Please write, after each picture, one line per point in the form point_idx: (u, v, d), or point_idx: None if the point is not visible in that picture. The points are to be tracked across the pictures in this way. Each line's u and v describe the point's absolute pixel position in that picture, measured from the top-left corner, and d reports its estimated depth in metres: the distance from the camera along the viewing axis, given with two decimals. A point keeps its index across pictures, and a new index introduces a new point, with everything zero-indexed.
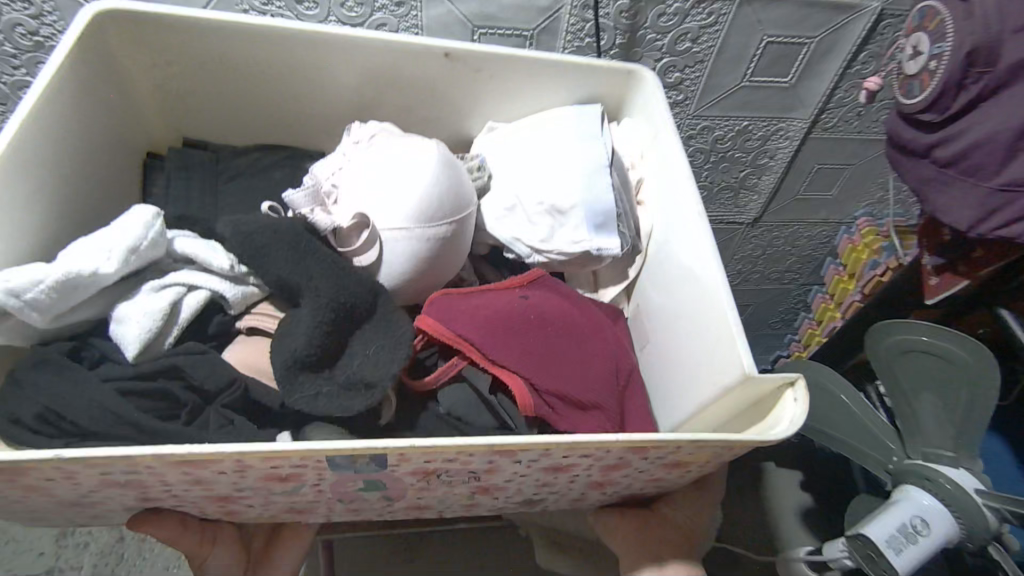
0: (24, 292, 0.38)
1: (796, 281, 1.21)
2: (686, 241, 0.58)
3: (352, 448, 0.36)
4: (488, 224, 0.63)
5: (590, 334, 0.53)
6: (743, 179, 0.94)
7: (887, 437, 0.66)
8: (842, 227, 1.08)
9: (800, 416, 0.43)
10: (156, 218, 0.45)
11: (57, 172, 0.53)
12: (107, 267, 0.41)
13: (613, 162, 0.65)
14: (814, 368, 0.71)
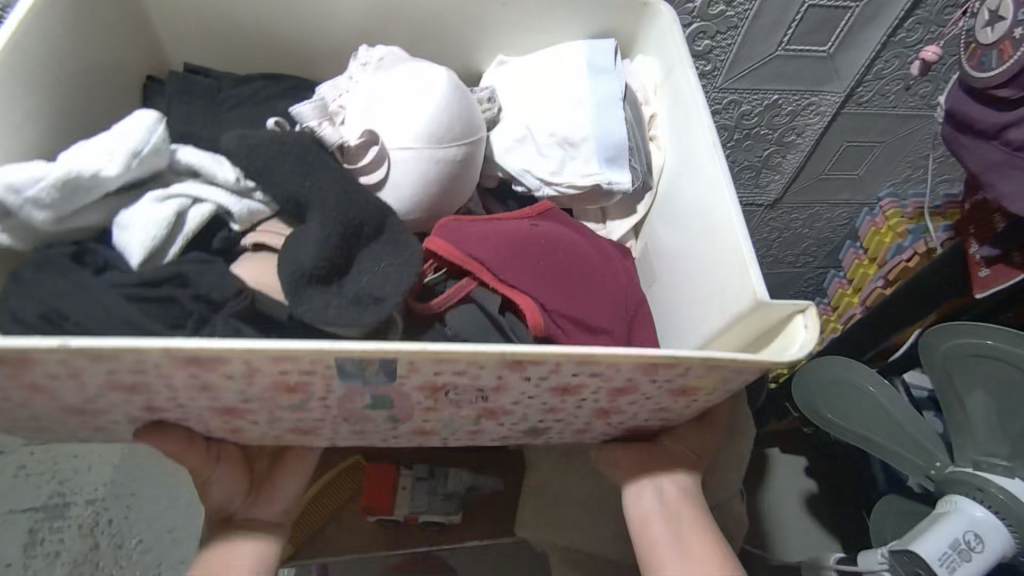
0: (24, 189, 0.37)
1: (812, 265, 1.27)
2: (699, 175, 0.57)
3: (363, 351, 0.35)
4: (497, 155, 0.62)
5: (600, 264, 0.53)
6: (767, 158, 0.94)
7: (927, 441, 0.76)
8: (864, 209, 1.10)
9: (811, 341, 0.43)
10: (159, 124, 0.43)
11: (48, 88, 0.51)
12: (111, 169, 0.39)
13: (626, 97, 0.64)
14: (849, 367, 0.79)
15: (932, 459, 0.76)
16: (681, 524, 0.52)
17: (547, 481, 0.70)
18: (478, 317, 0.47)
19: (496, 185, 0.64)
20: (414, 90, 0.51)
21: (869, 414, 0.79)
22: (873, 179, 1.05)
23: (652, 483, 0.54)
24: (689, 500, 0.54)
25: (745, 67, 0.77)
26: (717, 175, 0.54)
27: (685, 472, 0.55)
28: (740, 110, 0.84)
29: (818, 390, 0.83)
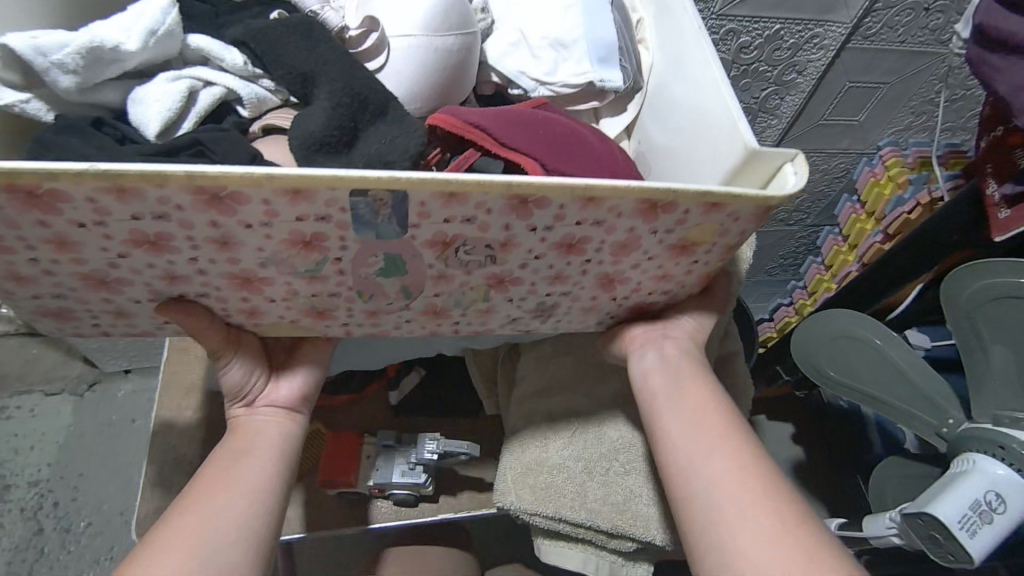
0: (51, 53, 0.39)
1: (805, 222, 1.32)
2: (689, 64, 0.59)
3: (374, 180, 0.37)
4: (489, 62, 0.64)
5: (596, 142, 0.55)
6: (765, 99, 0.99)
7: (940, 400, 0.82)
8: (864, 158, 1.17)
9: (800, 180, 0.45)
10: (174, 7, 0.44)
11: None
12: (130, 46, 0.42)
13: (613, 2, 0.66)
14: (854, 320, 0.86)
15: (945, 417, 0.82)
16: (680, 372, 0.57)
17: (544, 424, 0.68)
18: None
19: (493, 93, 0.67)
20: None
21: (882, 376, 0.85)
22: (873, 126, 1.11)
23: (653, 344, 0.58)
24: (689, 355, 0.58)
25: None
26: (705, 57, 0.56)
27: (687, 337, 0.59)
28: (740, 41, 0.87)
29: (824, 350, 0.89)
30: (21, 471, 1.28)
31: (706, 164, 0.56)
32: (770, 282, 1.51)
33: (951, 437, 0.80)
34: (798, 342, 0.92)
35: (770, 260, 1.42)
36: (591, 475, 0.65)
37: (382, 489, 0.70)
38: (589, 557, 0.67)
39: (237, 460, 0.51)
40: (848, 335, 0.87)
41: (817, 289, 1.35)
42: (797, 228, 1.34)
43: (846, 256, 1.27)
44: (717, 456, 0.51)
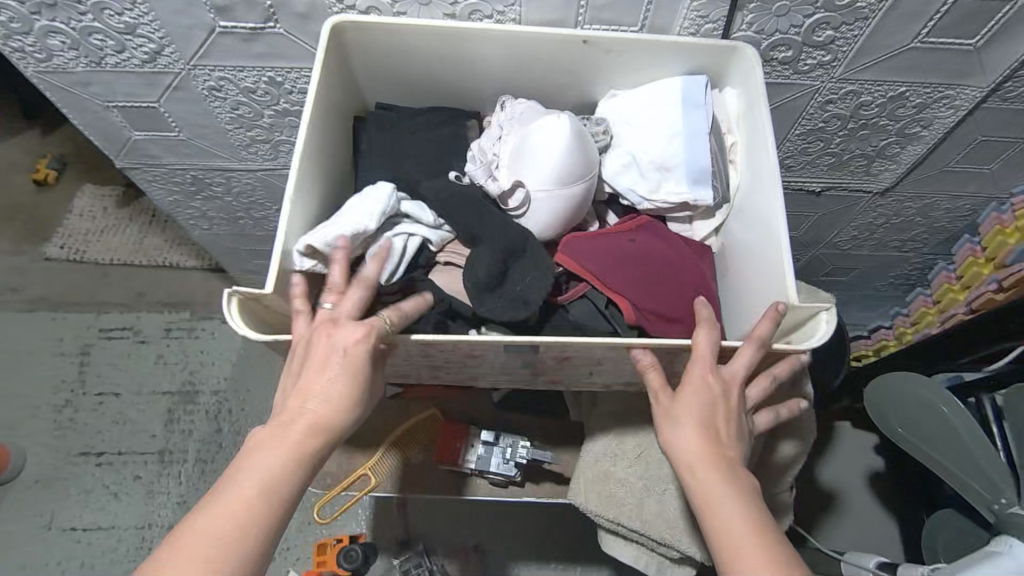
0: (333, 242, 0.65)
1: (919, 251, 1.32)
2: (763, 199, 0.75)
3: (519, 339, 0.60)
4: (605, 178, 0.83)
5: (681, 268, 0.74)
6: (884, 147, 1.01)
7: (1005, 489, 0.86)
8: (992, 202, 1.13)
9: (828, 331, 0.64)
10: (393, 191, 0.71)
11: (325, 144, 0.79)
12: (373, 224, 0.68)
13: (713, 129, 0.80)
14: (924, 383, 0.91)
15: (998, 496, 0.86)
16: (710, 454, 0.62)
17: (624, 447, 0.89)
18: (592, 308, 0.72)
19: (606, 198, 0.85)
20: (540, 142, 0.74)
21: (951, 447, 0.90)
22: (1008, 175, 1.08)
23: (681, 429, 0.63)
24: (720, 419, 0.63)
25: (871, 59, 0.83)
26: (775, 206, 0.72)
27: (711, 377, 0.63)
28: (858, 100, 0.91)
29: (895, 404, 0.94)
30: (206, 380, 1.67)
31: (761, 291, 0.74)
32: (875, 297, 1.55)
33: (1001, 516, 0.84)
34: (875, 387, 0.97)
35: (879, 281, 1.46)
36: (649, 491, 0.88)
37: (480, 471, 0.92)
38: (640, 553, 0.91)
39: (270, 491, 0.58)
40: (915, 395, 0.92)
41: (919, 321, 1.33)
42: (911, 255, 1.34)
43: (955, 295, 1.24)
44: (739, 538, 0.60)
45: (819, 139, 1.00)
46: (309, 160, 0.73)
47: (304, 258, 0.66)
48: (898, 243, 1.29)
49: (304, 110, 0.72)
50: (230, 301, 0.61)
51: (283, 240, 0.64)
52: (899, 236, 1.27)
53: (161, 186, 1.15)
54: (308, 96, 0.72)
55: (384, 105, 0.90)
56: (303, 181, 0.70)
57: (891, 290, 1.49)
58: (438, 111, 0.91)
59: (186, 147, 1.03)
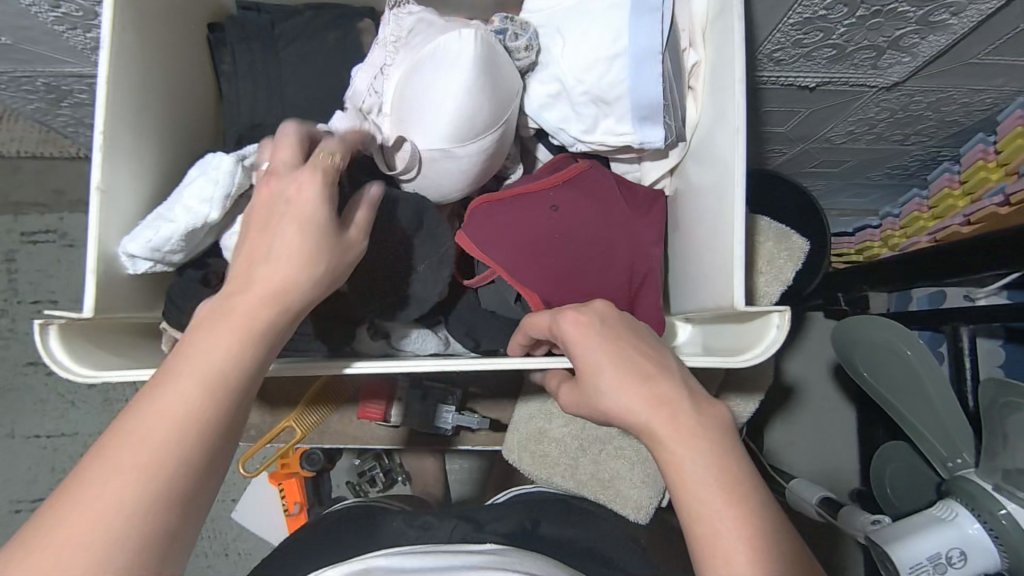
0: (162, 245, 0.55)
1: (924, 145, 1.14)
2: (723, 149, 0.58)
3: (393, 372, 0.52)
4: (529, 113, 0.65)
5: (615, 239, 0.63)
6: (899, 39, 0.80)
7: (963, 448, 0.78)
8: (1022, 98, 0.95)
9: (775, 341, 0.54)
10: (236, 164, 0.55)
11: (156, 82, 0.60)
12: (214, 213, 0.56)
13: (670, 43, 0.60)
14: (884, 327, 0.82)
15: (955, 453, 0.79)
16: (665, 424, 0.49)
17: (558, 410, 0.83)
18: (500, 297, 0.64)
19: (534, 134, 0.69)
20: (435, 82, 0.57)
21: (912, 399, 0.82)
22: None
23: (605, 391, 0.52)
24: (644, 361, 0.52)
25: None
26: (734, 167, 0.56)
27: (624, 337, 0.54)
28: None
29: (860, 347, 0.86)
30: None
31: (708, 269, 0.61)
32: (866, 188, 1.39)
33: (950, 473, 0.79)
34: (842, 325, 0.88)
35: (874, 173, 1.29)
36: (584, 451, 0.83)
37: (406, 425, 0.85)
38: None
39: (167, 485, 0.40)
40: (876, 339, 0.84)
41: (910, 226, 1.21)
42: (914, 149, 1.16)
43: (955, 202, 1.09)
44: (718, 516, 0.45)
45: (818, 30, 0.78)
46: (128, 117, 0.56)
47: (137, 261, 0.56)
48: (901, 137, 1.11)
49: (102, 47, 0.53)
50: (47, 333, 0.51)
51: (97, 244, 0.53)
52: (903, 131, 1.09)
53: (13, 93, 0.94)
54: (104, 26, 0.53)
55: (246, 5, 0.68)
56: (120, 156, 0.55)
57: (886, 181, 1.33)
58: (317, 10, 0.68)
59: (16, 52, 0.81)
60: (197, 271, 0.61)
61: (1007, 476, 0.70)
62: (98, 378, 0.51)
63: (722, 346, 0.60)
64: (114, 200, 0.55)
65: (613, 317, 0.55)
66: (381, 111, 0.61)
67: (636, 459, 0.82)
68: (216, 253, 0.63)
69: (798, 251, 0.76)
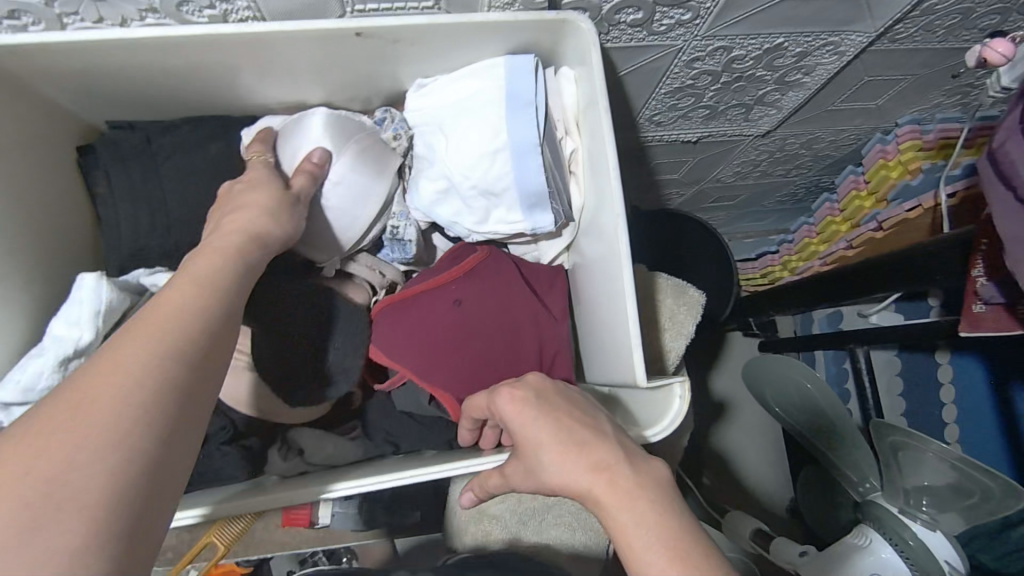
0: (36, 384, 0.52)
1: (805, 176, 1.23)
2: (609, 231, 0.61)
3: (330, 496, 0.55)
4: (422, 208, 0.66)
5: (524, 325, 0.64)
6: (763, 96, 0.87)
7: (871, 474, 0.82)
8: (879, 133, 1.05)
9: (681, 411, 0.57)
10: (101, 279, 0.55)
11: (22, 221, 0.57)
12: (87, 334, 0.54)
13: (547, 134, 0.63)
14: (780, 361, 0.87)
15: (864, 479, 0.83)
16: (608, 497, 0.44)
17: None
18: (414, 400, 0.63)
19: (429, 226, 0.70)
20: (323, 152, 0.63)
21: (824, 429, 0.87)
22: (893, 107, 0.98)
23: (546, 458, 0.48)
24: (586, 426, 0.49)
25: (741, 13, 0.66)
26: (620, 250, 0.59)
27: (569, 412, 0.51)
28: (730, 56, 0.74)
29: (768, 384, 0.92)
30: None
31: (610, 347, 0.63)
32: (762, 214, 1.48)
33: (863, 498, 0.83)
34: (749, 365, 0.94)
35: (767, 202, 1.38)
36: (523, 524, 0.82)
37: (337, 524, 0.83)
38: None
39: (123, 426, 0.33)
40: (781, 372, 0.88)
41: (804, 250, 1.29)
42: (797, 179, 1.25)
43: (838, 227, 1.18)
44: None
45: (690, 95, 0.83)
46: None
47: (12, 409, 0.52)
48: (784, 171, 1.20)
49: None
50: None
51: None
52: (784, 166, 1.17)
53: None
54: None
55: (118, 123, 0.66)
56: None
57: (778, 207, 1.42)
58: (195, 122, 0.67)
59: None
60: None
61: (909, 498, 0.76)
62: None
63: (626, 413, 0.63)
64: None
65: (551, 391, 0.53)
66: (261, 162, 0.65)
67: (574, 524, 0.82)
68: None
69: (696, 304, 0.79)
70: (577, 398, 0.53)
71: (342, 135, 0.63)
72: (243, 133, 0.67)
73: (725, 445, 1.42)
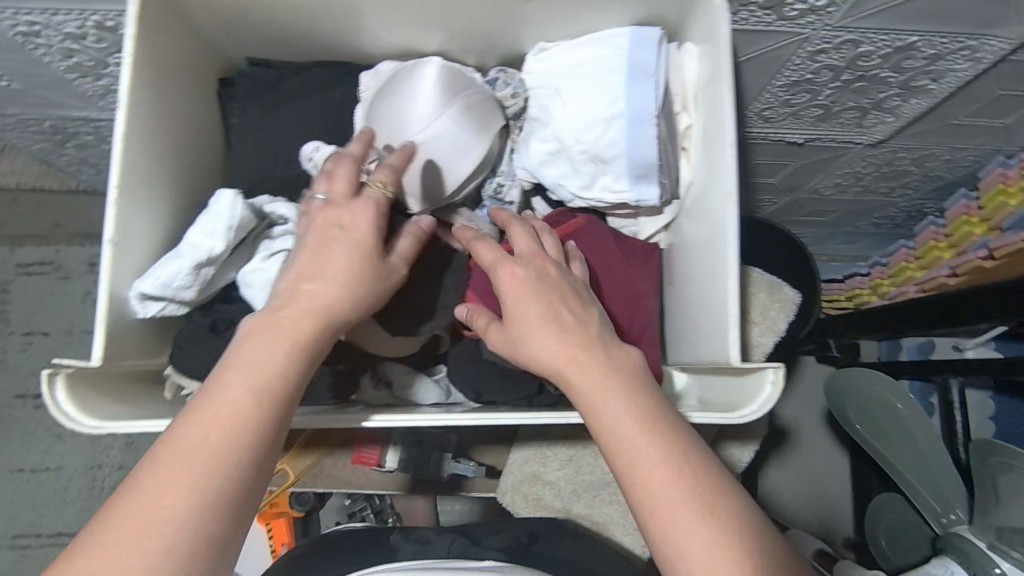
0: (171, 283, 0.56)
1: (909, 197, 1.17)
2: (716, 208, 0.60)
3: (416, 423, 0.57)
4: (529, 168, 0.67)
5: (619, 293, 0.65)
6: (882, 101, 0.84)
7: (957, 505, 0.79)
8: (1001, 156, 0.99)
9: (773, 396, 0.55)
10: (237, 198, 0.58)
11: (170, 137, 0.62)
12: (218, 246, 0.56)
13: (664, 106, 0.63)
14: (876, 380, 0.85)
15: (949, 509, 0.79)
16: (589, 384, 0.48)
17: (552, 457, 0.82)
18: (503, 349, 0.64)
19: (532, 188, 0.71)
20: (423, 100, 0.63)
21: (902, 445, 0.84)
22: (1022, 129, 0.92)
23: (532, 335, 0.51)
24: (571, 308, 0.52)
25: (878, 4, 0.64)
26: (727, 227, 0.58)
27: (553, 286, 0.53)
28: (857, 51, 0.72)
29: (851, 399, 0.88)
30: None
31: (702, 325, 0.63)
32: (852, 236, 1.42)
33: (944, 530, 0.79)
34: (833, 379, 0.91)
35: (861, 222, 1.32)
36: (578, 496, 0.82)
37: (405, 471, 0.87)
38: None
39: (161, 538, 0.38)
40: (868, 391, 0.86)
41: (897, 275, 1.23)
42: (900, 200, 1.19)
43: (941, 253, 1.12)
44: (653, 476, 0.44)
45: (806, 91, 0.81)
46: (144, 171, 0.58)
47: (147, 304, 0.57)
48: (887, 189, 1.15)
49: (118, 105, 0.55)
50: (55, 383, 0.51)
51: (109, 285, 0.54)
52: (889, 183, 1.12)
53: (20, 134, 0.96)
54: (121, 87, 0.55)
55: (256, 61, 0.71)
56: (135, 210, 0.57)
57: (872, 229, 1.36)
58: (326, 66, 0.71)
59: (28, 96, 0.83)
60: (204, 319, 0.61)
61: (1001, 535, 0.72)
62: (108, 427, 0.51)
63: (717, 398, 0.62)
64: (127, 251, 0.56)
65: (546, 269, 0.55)
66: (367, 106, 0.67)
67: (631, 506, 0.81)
68: (226, 300, 0.63)
69: (790, 303, 0.77)
70: (566, 274, 0.56)
71: (449, 90, 0.64)
72: (362, 77, 0.69)
73: (785, 465, 1.36)
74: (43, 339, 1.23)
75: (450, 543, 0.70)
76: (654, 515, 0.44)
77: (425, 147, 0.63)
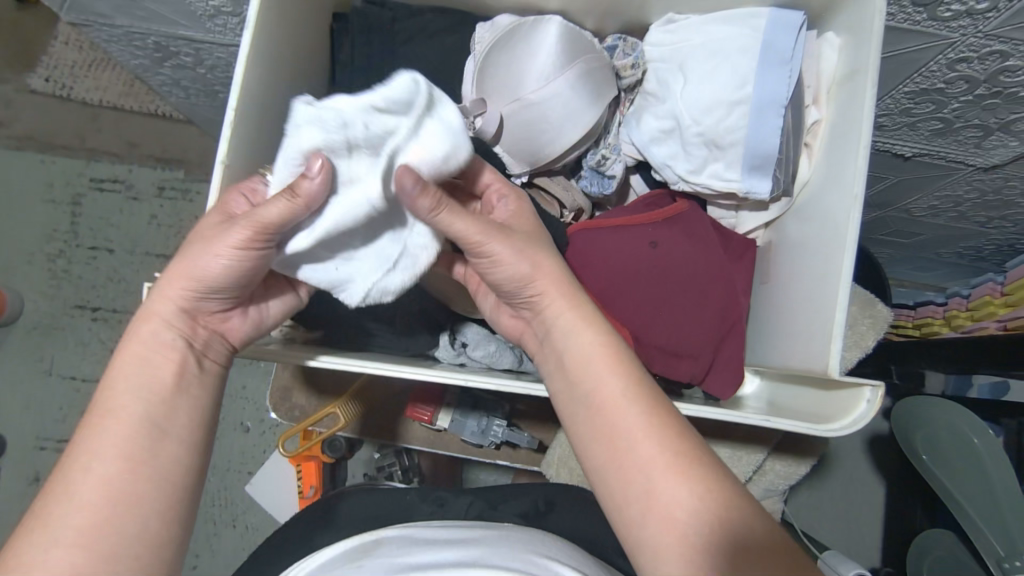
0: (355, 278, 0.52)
1: (1006, 231, 1.11)
2: (834, 210, 0.57)
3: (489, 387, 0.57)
4: (637, 144, 0.65)
5: (713, 285, 0.63)
6: (1010, 124, 0.78)
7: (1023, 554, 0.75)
8: None
9: (866, 414, 0.52)
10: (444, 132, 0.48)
11: (285, 66, 0.63)
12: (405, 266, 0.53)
13: (793, 96, 0.60)
14: (957, 411, 0.81)
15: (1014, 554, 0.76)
16: (570, 324, 0.51)
17: None
18: None
19: (634, 165, 0.69)
20: (541, 58, 0.61)
21: (976, 487, 0.80)
22: None
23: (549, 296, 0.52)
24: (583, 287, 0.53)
25: None
26: (847, 232, 0.55)
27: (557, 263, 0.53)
28: (1002, 64, 0.67)
29: (926, 426, 0.85)
30: None
31: (797, 331, 0.60)
32: (932, 263, 1.35)
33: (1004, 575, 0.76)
34: (907, 403, 0.87)
35: (947, 250, 1.26)
36: None
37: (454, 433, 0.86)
38: None
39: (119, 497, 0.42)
40: (947, 422, 0.82)
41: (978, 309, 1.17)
42: (995, 232, 1.13)
43: None
44: (643, 444, 0.45)
45: (931, 101, 0.76)
46: (259, 96, 0.59)
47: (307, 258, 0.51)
48: (985, 219, 1.08)
49: (245, 27, 0.55)
50: None
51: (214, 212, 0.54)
52: (990, 213, 1.06)
53: (122, 48, 0.96)
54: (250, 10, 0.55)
55: None
56: (246, 133, 0.57)
57: (956, 259, 1.29)
58: (441, 13, 0.69)
59: (138, 9, 0.82)
60: None
61: None
62: None
63: (801, 407, 0.59)
64: (234, 174, 0.56)
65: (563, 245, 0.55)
66: (479, 56, 0.65)
67: None
68: None
69: (883, 321, 0.74)
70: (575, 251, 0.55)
71: (569, 52, 0.62)
72: (478, 29, 0.67)
73: None
74: (110, 255, 1.25)
75: (468, 503, 0.69)
76: (638, 484, 0.44)
77: (541, 107, 0.62)
